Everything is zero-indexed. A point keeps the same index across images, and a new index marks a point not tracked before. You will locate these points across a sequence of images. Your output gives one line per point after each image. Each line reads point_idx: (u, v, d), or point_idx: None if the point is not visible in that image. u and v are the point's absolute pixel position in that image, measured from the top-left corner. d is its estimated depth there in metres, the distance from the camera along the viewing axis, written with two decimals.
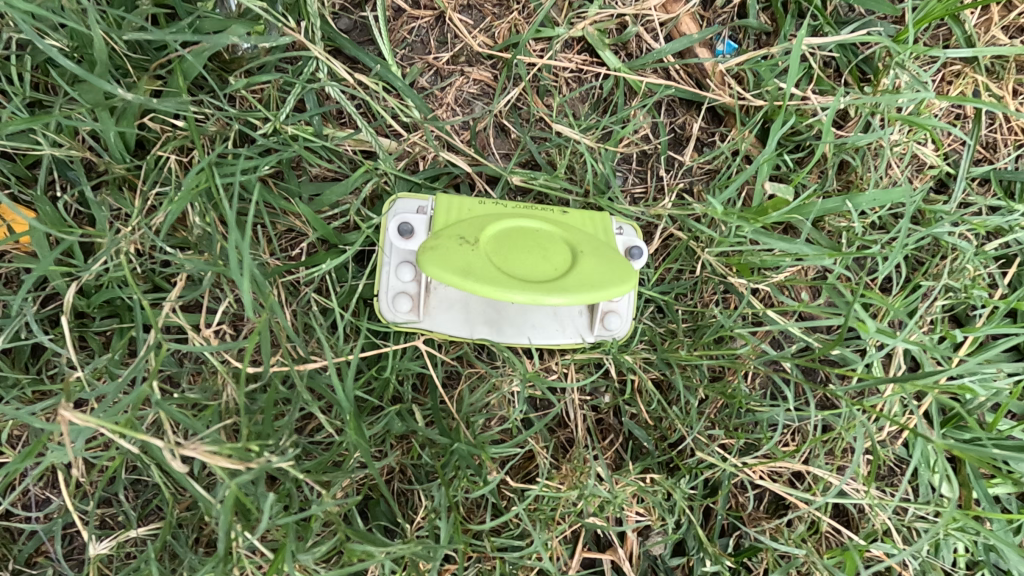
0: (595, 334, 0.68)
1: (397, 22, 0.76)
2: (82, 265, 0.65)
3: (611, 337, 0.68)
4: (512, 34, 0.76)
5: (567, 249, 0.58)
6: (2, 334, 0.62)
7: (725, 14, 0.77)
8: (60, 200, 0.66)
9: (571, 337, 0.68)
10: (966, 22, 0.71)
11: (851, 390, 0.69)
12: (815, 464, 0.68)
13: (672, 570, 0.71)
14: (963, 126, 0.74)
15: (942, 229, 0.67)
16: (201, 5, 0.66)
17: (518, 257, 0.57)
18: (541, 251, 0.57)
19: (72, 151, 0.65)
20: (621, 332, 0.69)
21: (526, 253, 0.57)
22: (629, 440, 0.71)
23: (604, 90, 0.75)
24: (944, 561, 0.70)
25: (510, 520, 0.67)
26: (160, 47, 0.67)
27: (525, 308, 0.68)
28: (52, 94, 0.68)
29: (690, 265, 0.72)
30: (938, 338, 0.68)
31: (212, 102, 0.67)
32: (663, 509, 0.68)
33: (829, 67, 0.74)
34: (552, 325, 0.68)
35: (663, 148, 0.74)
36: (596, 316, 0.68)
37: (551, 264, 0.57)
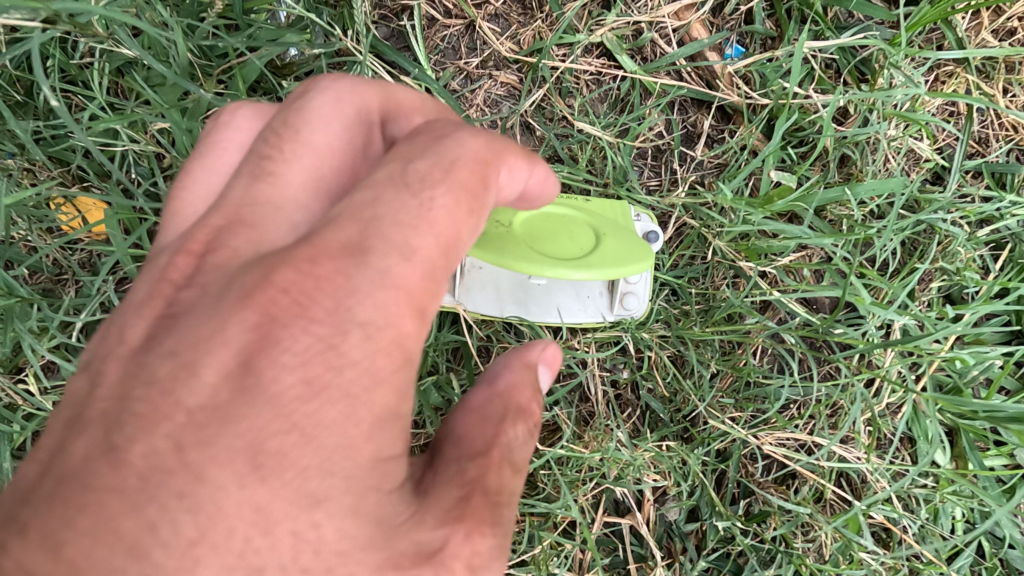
0: (615, 313, 0.74)
1: (430, 30, 0.84)
2: (152, 248, 0.73)
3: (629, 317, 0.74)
4: (536, 40, 0.83)
5: (591, 232, 0.65)
6: (85, 309, 0.70)
7: (733, 20, 0.83)
8: (133, 190, 0.74)
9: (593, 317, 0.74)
10: (958, 27, 0.77)
11: (852, 364, 0.74)
12: (819, 434, 0.74)
13: (687, 534, 0.77)
14: (957, 122, 0.80)
15: (935, 216, 0.73)
16: (259, 17, 0.74)
17: (547, 238, 0.63)
18: (568, 233, 0.64)
19: (144, 146, 0.73)
20: (638, 311, 0.74)
21: (554, 234, 0.64)
22: (647, 412, 0.77)
23: (622, 90, 0.82)
24: (943, 527, 0.75)
25: (538, 483, 0.74)
26: (222, 55, 0.76)
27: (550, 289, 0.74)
28: (124, 96, 0.76)
29: (701, 251, 0.78)
30: (933, 317, 0.73)
31: (268, 103, 0.75)
32: (678, 474, 0.74)
33: (830, 68, 0.80)
34: (576, 305, 0.74)
35: (676, 144, 0.80)
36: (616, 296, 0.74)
37: (576, 244, 0.63)
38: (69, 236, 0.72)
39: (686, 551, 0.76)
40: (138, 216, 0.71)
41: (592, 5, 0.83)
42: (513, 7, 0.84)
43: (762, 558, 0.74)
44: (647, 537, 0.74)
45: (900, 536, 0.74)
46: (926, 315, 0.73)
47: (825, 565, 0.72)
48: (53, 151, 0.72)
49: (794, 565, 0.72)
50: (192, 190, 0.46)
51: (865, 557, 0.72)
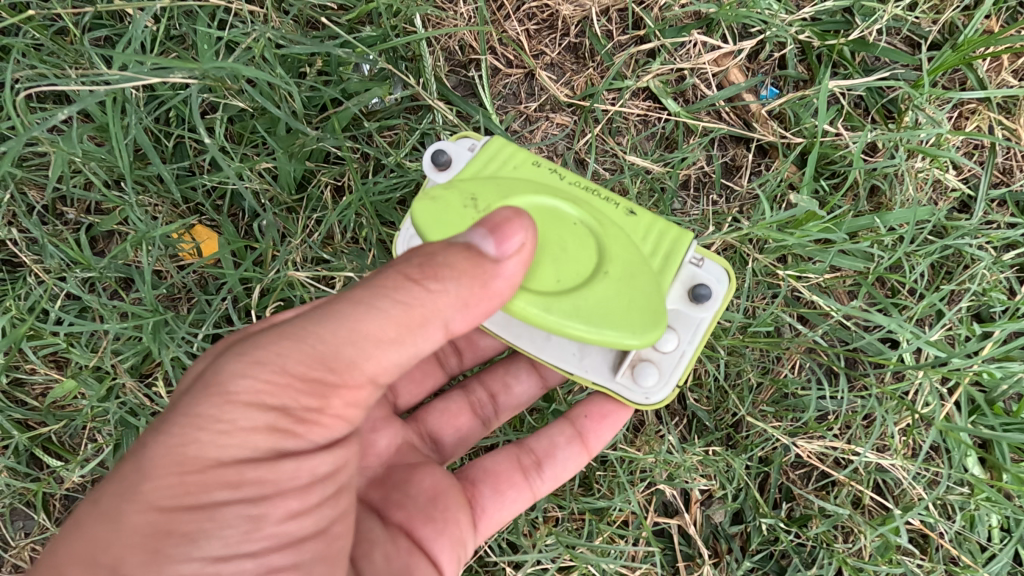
0: (621, 379, 0.66)
1: (494, 79, 0.95)
2: (261, 272, 0.84)
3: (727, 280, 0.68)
4: (588, 86, 0.92)
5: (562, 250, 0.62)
6: (206, 322, 0.82)
7: (768, 65, 0.92)
8: (265, 213, 0.84)
9: (601, 381, 0.67)
10: (979, 69, 0.84)
11: (885, 381, 0.80)
12: (856, 442, 0.79)
13: (733, 536, 0.83)
14: (980, 154, 0.86)
15: (962, 241, 0.79)
16: (348, 72, 0.86)
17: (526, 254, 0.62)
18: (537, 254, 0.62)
19: (256, 184, 0.84)
20: (654, 388, 0.65)
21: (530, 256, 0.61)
22: (693, 420, 0.84)
23: (666, 130, 0.91)
24: (980, 534, 0.78)
25: (596, 484, 0.83)
26: (319, 104, 0.88)
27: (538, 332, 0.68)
28: (236, 142, 0.87)
29: (740, 272, 0.84)
30: (962, 335, 0.79)
31: (357, 143, 0.87)
32: (724, 478, 0.80)
33: (859, 106, 0.89)
34: (572, 350, 0.67)
35: (717, 176, 0.88)
36: (629, 363, 0.66)
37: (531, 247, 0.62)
38: (190, 263, 0.84)
39: (731, 551, 0.82)
40: (284, 255, 0.84)
41: (639, 55, 0.93)
42: (567, 57, 0.95)
43: (804, 559, 0.80)
44: (694, 537, 0.80)
45: (936, 541, 0.78)
46: (956, 332, 0.79)
47: (865, 564, 0.77)
48: (179, 188, 0.84)
49: (836, 563, 0.77)
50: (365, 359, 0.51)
51: (902, 559, 0.77)
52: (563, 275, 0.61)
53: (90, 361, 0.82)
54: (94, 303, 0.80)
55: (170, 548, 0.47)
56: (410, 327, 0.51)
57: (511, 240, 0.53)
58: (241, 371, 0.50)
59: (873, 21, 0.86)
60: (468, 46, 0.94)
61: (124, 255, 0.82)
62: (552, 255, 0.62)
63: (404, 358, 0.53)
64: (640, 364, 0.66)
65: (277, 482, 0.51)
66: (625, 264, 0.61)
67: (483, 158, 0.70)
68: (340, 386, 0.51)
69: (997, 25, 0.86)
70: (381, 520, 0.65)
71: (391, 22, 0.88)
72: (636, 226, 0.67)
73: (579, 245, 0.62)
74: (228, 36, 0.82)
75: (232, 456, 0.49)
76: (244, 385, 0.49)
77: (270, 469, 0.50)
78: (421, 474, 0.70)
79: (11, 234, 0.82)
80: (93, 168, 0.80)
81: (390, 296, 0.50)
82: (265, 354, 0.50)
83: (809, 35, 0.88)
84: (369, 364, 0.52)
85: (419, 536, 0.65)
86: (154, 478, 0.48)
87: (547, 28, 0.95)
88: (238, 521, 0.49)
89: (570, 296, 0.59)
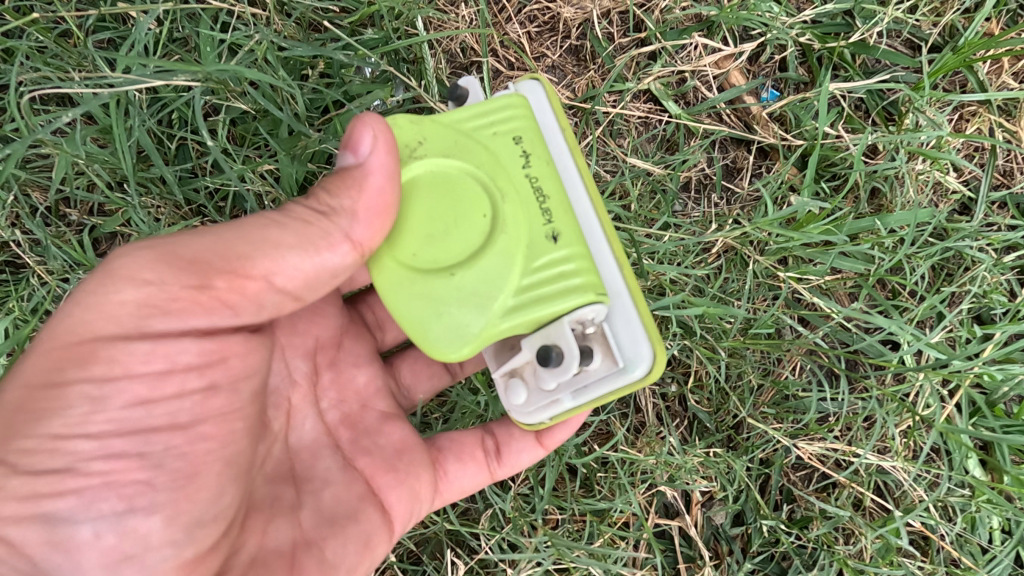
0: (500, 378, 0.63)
1: (496, 81, 0.95)
2: None
3: (646, 372, 0.59)
4: (589, 88, 0.93)
5: (477, 222, 0.58)
6: None
7: (768, 68, 0.92)
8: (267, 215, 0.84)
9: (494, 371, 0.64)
10: (979, 71, 0.85)
11: (886, 383, 0.80)
12: (856, 444, 0.79)
13: (734, 538, 0.83)
14: (981, 156, 0.86)
15: (963, 243, 0.79)
16: (350, 74, 0.86)
17: (431, 204, 0.59)
18: (444, 212, 0.58)
19: (258, 186, 0.84)
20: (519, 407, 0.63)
21: (437, 209, 0.59)
22: (694, 422, 0.85)
23: (667, 132, 0.91)
24: (981, 536, 0.78)
25: (597, 485, 0.83)
26: (321, 106, 0.88)
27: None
28: (238, 144, 0.88)
29: (741, 274, 0.84)
30: (962, 337, 0.80)
31: None
32: (725, 479, 0.81)
33: (860, 109, 0.89)
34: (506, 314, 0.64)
35: (718, 179, 0.89)
36: (510, 372, 0.62)
37: (437, 206, 0.59)
38: None
39: (732, 553, 0.82)
40: None
41: (640, 57, 0.93)
42: (568, 59, 0.95)
43: (805, 560, 0.80)
44: (695, 538, 0.80)
45: (938, 543, 0.78)
46: (956, 334, 0.80)
47: (866, 565, 0.77)
48: (182, 190, 0.84)
49: (837, 564, 0.77)
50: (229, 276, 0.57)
51: (903, 561, 0.77)
52: (441, 254, 0.58)
53: None
54: None
55: (54, 375, 0.54)
56: (306, 234, 0.57)
57: (362, 143, 0.56)
58: (133, 269, 0.55)
59: (874, 24, 0.86)
60: (470, 49, 0.94)
61: None
62: (450, 226, 0.58)
63: (306, 263, 0.58)
64: (515, 379, 0.62)
65: (126, 363, 0.55)
66: (483, 266, 0.57)
67: (487, 107, 0.62)
68: (230, 275, 0.56)
69: (998, 28, 0.86)
70: (341, 461, 0.69)
71: (393, 24, 0.88)
72: (546, 254, 0.58)
73: (471, 232, 0.58)
74: (230, 39, 0.82)
75: (153, 324, 0.55)
76: (128, 286, 0.55)
77: (122, 348, 0.55)
78: (389, 427, 0.73)
79: (14, 235, 0.83)
80: (97, 169, 0.80)
81: (298, 207, 0.58)
82: (146, 265, 0.55)
83: (810, 37, 0.88)
84: (262, 263, 0.56)
85: (376, 482, 0.69)
86: (51, 338, 0.55)
87: (548, 30, 0.95)
88: (82, 400, 0.54)
89: (436, 270, 0.57)
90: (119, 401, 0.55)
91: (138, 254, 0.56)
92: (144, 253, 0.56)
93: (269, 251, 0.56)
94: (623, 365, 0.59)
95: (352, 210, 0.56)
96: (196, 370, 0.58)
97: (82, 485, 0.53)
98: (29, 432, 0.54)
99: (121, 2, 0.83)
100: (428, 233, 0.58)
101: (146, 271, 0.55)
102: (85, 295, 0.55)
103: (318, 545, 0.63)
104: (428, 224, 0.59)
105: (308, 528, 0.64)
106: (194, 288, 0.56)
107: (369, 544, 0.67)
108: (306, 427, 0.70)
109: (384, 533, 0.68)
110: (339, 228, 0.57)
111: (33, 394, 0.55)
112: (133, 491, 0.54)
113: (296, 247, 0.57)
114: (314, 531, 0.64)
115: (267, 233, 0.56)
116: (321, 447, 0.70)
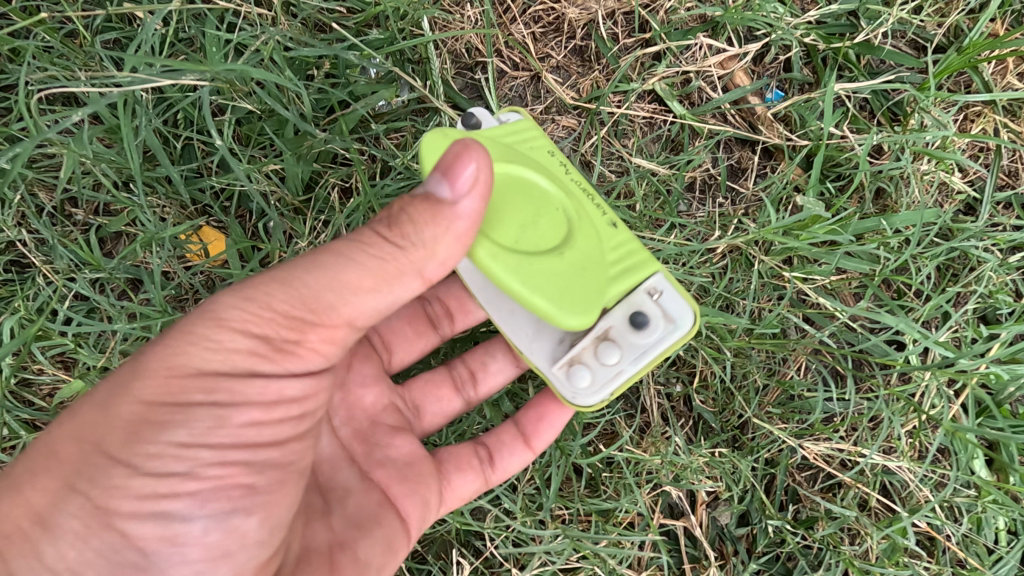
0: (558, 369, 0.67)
1: (501, 81, 0.95)
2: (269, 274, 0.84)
3: (693, 324, 0.67)
4: (594, 88, 0.93)
5: (549, 221, 0.65)
6: None
7: (773, 68, 0.92)
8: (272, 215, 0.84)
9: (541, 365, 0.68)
10: (984, 72, 0.85)
11: (891, 383, 0.80)
12: (862, 444, 0.79)
13: (739, 538, 0.83)
14: (986, 156, 0.86)
15: (968, 243, 0.79)
16: (355, 74, 0.87)
17: (503, 208, 0.64)
18: (512, 212, 0.64)
19: (264, 186, 0.85)
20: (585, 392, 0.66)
21: (509, 209, 0.64)
22: (699, 422, 0.85)
23: (672, 132, 0.91)
24: (986, 537, 0.78)
25: (602, 486, 0.83)
26: (326, 106, 0.89)
27: (501, 299, 0.69)
28: (244, 144, 0.88)
29: (746, 274, 0.84)
30: (968, 337, 0.79)
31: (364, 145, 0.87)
32: (730, 480, 0.80)
33: (864, 109, 0.89)
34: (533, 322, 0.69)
35: (723, 179, 0.89)
36: (569, 360, 0.66)
37: (508, 207, 0.64)
38: (197, 264, 0.85)
39: (737, 553, 0.82)
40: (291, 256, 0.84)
41: (645, 58, 0.93)
42: (573, 60, 0.95)
43: (811, 560, 0.80)
44: (700, 538, 0.80)
45: (944, 544, 0.78)
46: (962, 334, 0.80)
47: (871, 566, 0.77)
48: (187, 189, 0.85)
49: (842, 564, 0.77)
50: (311, 298, 0.55)
51: (909, 561, 0.77)
52: (536, 243, 0.63)
53: (98, 361, 0.82)
54: (102, 304, 0.81)
55: (144, 431, 0.52)
56: (382, 276, 0.55)
57: (463, 173, 0.55)
58: (234, 303, 0.54)
59: (878, 24, 0.86)
60: (475, 49, 0.94)
61: (132, 256, 0.82)
62: (528, 221, 0.64)
63: (381, 305, 0.57)
64: (576, 365, 0.66)
65: (243, 394, 0.54)
66: (571, 251, 0.64)
67: (508, 130, 0.74)
68: (317, 324, 0.56)
69: (1002, 28, 0.86)
70: (359, 471, 0.71)
71: (399, 25, 0.89)
72: (616, 236, 0.69)
73: (545, 221, 0.65)
74: (237, 39, 0.83)
75: (215, 367, 0.54)
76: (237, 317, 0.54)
77: (242, 383, 0.54)
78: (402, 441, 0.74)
79: (20, 234, 0.83)
80: (103, 169, 0.81)
81: (366, 250, 0.55)
82: (253, 293, 0.55)
83: (815, 38, 0.88)
84: (345, 309, 0.56)
85: (392, 491, 0.70)
86: (142, 377, 0.53)
87: (553, 30, 0.96)
88: (206, 420, 0.53)
89: (529, 258, 0.62)
90: (179, 435, 0.52)
91: (228, 299, 0.55)
92: (241, 300, 0.54)
93: (358, 289, 0.55)
94: (675, 322, 0.66)
95: (433, 244, 0.56)
96: (296, 402, 0.58)
97: (190, 489, 0.53)
98: (147, 445, 0.52)
99: (128, 2, 0.83)
100: (513, 232, 0.63)
101: (240, 317, 0.54)
102: (193, 336, 0.54)
103: (349, 550, 0.65)
104: (514, 221, 0.64)
105: (337, 531, 0.66)
106: (268, 335, 0.55)
107: (393, 546, 0.68)
108: (324, 444, 0.70)
109: (402, 539, 0.69)
110: (415, 267, 0.56)
111: (148, 420, 0.52)
112: (235, 492, 0.54)
113: (365, 288, 0.56)
114: (340, 534, 0.65)
115: (340, 271, 0.55)
116: (341, 460, 0.71)
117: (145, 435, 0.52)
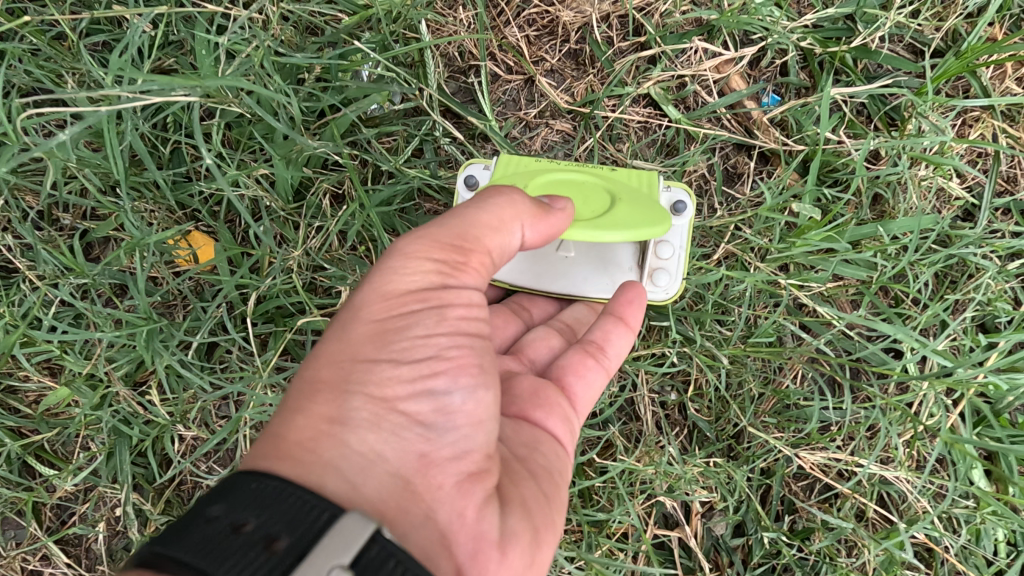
0: (647, 290, 0.79)
1: (494, 85, 0.94)
2: (258, 280, 0.83)
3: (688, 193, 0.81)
4: (589, 92, 0.92)
5: (595, 197, 0.71)
6: (202, 329, 0.81)
7: (769, 72, 0.91)
8: (262, 221, 0.83)
9: None
10: (982, 76, 0.84)
11: (888, 392, 0.79)
12: (859, 454, 0.78)
13: (734, 549, 0.81)
14: (985, 162, 0.85)
15: (966, 251, 0.78)
16: (346, 78, 0.85)
17: None
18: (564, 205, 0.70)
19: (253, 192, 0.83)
20: (670, 287, 0.79)
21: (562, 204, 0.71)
22: (694, 431, 0.83)
23: (667, 137, 0.90)
24: (985, 549, 0.77)
25: (596, 496, 0.81)
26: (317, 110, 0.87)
27: (568, 281, 0.80)
28: (233, 149, 0.87)
29: (741, 281, 0.83)
30: (966, 345, 0.78)
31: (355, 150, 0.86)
32: (725, 490, 0.79)
33: (861, 114, 0.88)
34: (603, 280, 0.80)
35: (718, 185, 0.87)
36: (648, 274, 0.79)
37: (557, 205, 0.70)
38: (186, 270, 0.83)
39: (732, 564, 0.81)
40: (282, 263, 0.83)
41: (640, 61, 0.92)
42: (567, 63, 0.94)
43: (807, 572, 0.78)
44: (695, 550, 0.79)
45: (942, 556, 0.77)
46: (959, 343, 0.78)
47: None
48: (175, 194, 0.83)
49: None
50: (479, 233, 0.57)
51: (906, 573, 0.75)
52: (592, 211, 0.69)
53: (84, 369, 0.81)
54: (88, 310, 0.80)
55: (391, 336, 0.52)
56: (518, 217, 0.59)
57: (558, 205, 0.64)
58: (414, 239, 0.55)
59: (876, 28, 0.85)
60: (469, 53, 0.93)
61: (118, 262, 0.81)
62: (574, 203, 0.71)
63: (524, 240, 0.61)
64: (655, 272, 0.79)
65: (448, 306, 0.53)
66: (633, 196, 0.71)
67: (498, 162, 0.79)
68: (473, 255, 0.57)
69: (1001, 32, 0.85)
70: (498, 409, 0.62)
71: (391, 28, 0.88)
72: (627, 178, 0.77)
73: (589, 196, 0.71)
74: (225, 43, 0.81)
75: (415, 284, 0.53)
76: (414, 252, 0.54)
77: (441, 296, 0.53)
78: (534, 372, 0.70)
79: (5, 240, 0.82)
80: (89, 173, 0.79)
81: (495, 201, 0.58)
82: (434, 227, 0.56)
83: (811, 42, 0.87)
84: (495, 243, 0.58)
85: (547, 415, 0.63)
86: (362, 308, 0.53)
87: (547, 33, 0.95)
88: (422, 328, 0.52)
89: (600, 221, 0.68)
90: (406, 341, 0.51)
91: (409, 238, 0.55)
92: (420, 236, 0.55)
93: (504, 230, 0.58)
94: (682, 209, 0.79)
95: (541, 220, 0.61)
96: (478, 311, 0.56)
97: (439, 378, 0.51)
98: (396, 348, 0.51)
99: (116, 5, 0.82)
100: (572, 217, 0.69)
101: (420, 248, 0.54)
102: (387, 263, 0.54)
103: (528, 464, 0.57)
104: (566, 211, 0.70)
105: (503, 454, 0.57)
106: (446, 257, 0.55)
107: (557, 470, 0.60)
108: None
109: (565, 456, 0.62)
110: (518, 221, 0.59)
111: (381, 333, 0.52)
112: (472, 371, 0.52)
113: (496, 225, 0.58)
114: (518, 454, 0.58)
115: (477, 214, 0.57)
116: None
117: (385, 349, 0.51)
